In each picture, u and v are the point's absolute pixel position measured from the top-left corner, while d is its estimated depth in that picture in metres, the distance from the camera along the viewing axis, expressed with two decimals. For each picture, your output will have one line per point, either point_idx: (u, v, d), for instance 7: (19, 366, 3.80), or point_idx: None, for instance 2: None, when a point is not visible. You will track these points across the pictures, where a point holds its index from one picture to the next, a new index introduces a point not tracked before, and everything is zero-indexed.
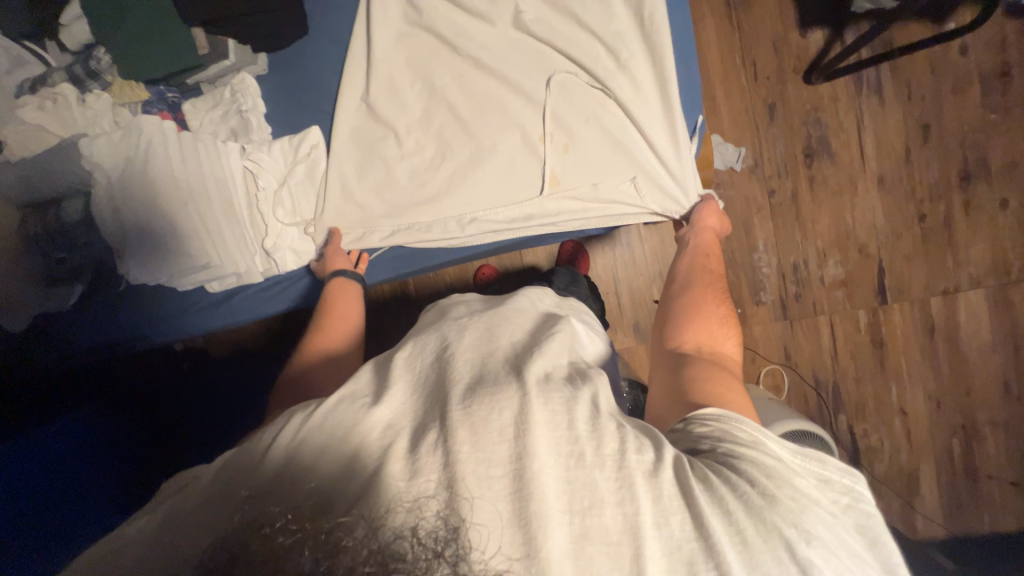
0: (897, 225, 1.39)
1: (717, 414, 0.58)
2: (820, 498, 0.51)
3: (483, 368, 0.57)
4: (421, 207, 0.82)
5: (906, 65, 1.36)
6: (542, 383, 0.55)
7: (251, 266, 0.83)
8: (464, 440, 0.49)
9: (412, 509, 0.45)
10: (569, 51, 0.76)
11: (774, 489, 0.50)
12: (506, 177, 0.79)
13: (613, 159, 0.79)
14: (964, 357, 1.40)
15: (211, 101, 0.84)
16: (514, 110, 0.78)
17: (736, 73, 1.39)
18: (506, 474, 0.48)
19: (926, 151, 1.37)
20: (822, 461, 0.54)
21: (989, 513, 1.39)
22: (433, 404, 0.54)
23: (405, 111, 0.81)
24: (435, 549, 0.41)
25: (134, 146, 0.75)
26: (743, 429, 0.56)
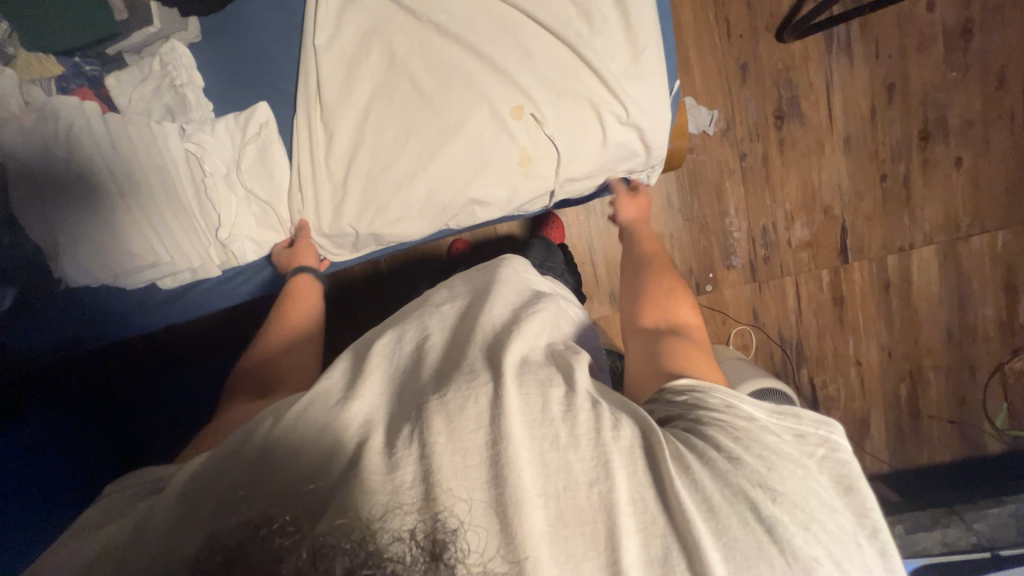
0: (860, 186, 1.43)
1: (690, 385, 0.60)
2: (790, 450, 0.54)
3: (457, 358, 0.57)
4: (387, 191, 0.76)
5: (875, 22, 1.35)
6: (519, 368, 0.55)
7: (206, 260, 0.76)
8: (440, 431, 0.48)
9: (400, 512, 0.43)
10: (539, 15, 0.71)
11: (739, 451, 0.52)
12: (479, 155, 0.75)
13: (590, 132, 0.75)
14: (915, 309, 1.50)
15: (138, 74, 0.74)
16: (479, 82, 0.73)
17: (709, 30, 1.35)
18: (483, 460, 0.47)
19: (890, 110, 1.39)
20: (796, 417, 0.57)
21: (928, 448, 1.54)
22: (412, 396, 0.53)
23: (361, 85, 0.74)
24: (433, 551, 0.40)
25: (52, 131, 0.66)
26: (717, 392, 0.58)
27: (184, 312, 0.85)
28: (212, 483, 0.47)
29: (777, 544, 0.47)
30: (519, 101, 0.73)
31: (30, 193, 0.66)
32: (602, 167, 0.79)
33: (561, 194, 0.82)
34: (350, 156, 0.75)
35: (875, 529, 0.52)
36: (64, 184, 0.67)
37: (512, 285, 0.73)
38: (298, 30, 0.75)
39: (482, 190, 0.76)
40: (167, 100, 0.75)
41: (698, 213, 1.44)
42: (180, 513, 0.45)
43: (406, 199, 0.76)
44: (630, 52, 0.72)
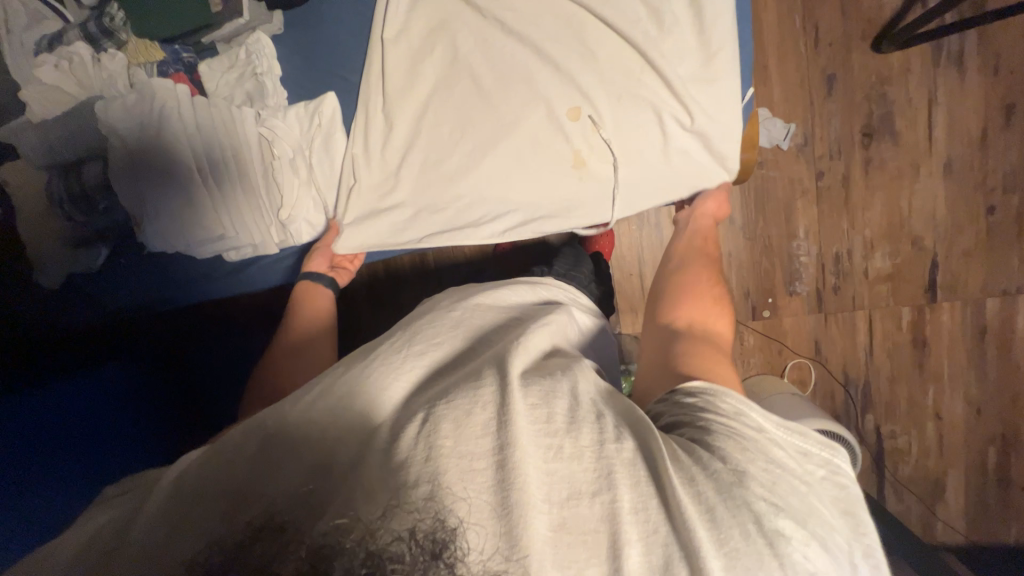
0: (959, 217, 1.26)
1: (703, 388, 0.58)
2: (795, 467, 0.50)
3: (468, 368, 0.58)
4: (434, 185, 0.77)
5: (997, 33, 1.19)
6: (523, 380, 0.55)
7: (266, 237, 0.82)
8: (447, 434, 0.48)
9: (402, 510, 0.42)
10: (607, 13, 0.68)
11: (746, 463, 0.48)
12: (529, 158, 0.74)
13: (648, 138, 0.72)
14: (1016, 363, 1.30)
15: (227, 63, 0.81)
16: (537, 81, 0.72)
17: (795, 38, 1.25)
18: (489, 465, 0.47)
19: (1006, 133, 1.22)
20: (804, 434, 0.53)
21: (1017, 524, 1.33)
22: (417, 399, 0.54)
23: (423, 80, 0.75)
24: (433, 550, 0.39)
25: (149, 111, 0.73)
26: (727, 401, 0.55)
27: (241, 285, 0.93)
28: (210, 479, 0.47)
29: (777, 558, 0.43)
30: (579, 102, 0.71)
31: (125, 163, 0.72)
32: (666, 175, 0.74)
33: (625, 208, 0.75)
34: (406, 148, 0.77)
35: (870, 548, 0.48)
36: (152, 157, 0.73)
37: (521, 308, 0.76)
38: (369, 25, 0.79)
39: (531, 192, 0.75)
40: (250, 88, 0.80)
41: (762, 233, 1.34)
42: (175, 510, 0.45)
43: (450, 198, 0.77)
44: (700, 56, 0.68)
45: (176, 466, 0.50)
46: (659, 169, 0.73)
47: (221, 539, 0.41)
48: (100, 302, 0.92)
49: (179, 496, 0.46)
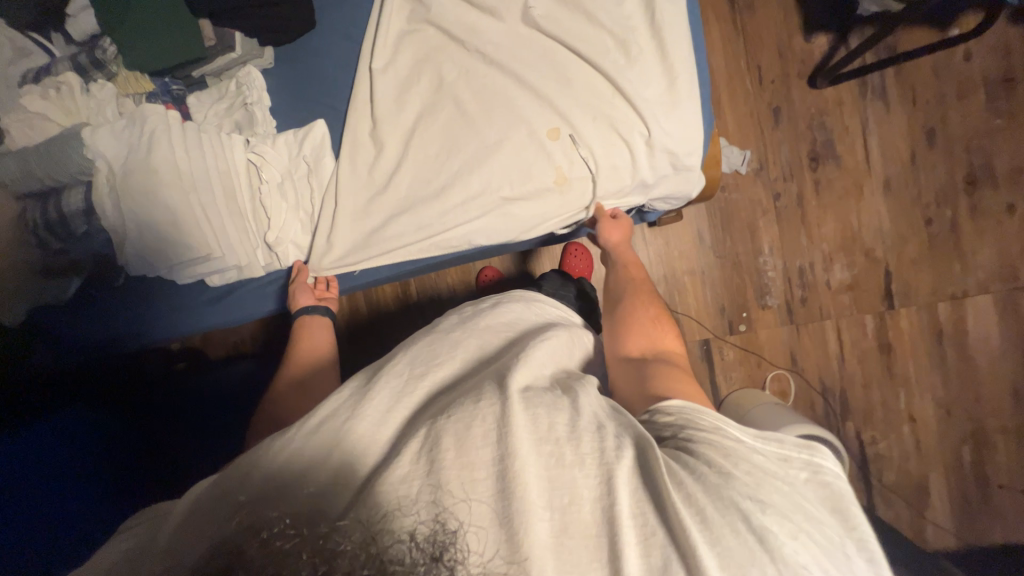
0: (902, 229, 1.38)
1: (678, 406, 0.56)
2: (776, 471, 0.48)
3: (468, 385, 0.56)
4: (405, 209, 0.80)
5: (911, 71, 1.34)
6: (525, 392, 0.54)
7: (252, 259, 0.82)
8: (449, 447, 0.47)
9: (402, 510, 0.42)
10: (578, 43, 0.75)
11: (727, 464, 0.48)
12: (512, 178, 0.78)
13: (620, 156, 0.76)
14: (972, 363, 1.38)
15: (217, 94, 0.84)
16: (521, 107, 0.77)
17: (741, 77, 1.39)
18: (490, 475, 0.46)
19: (932, 155, 1.35)
20: (778, 439, 0.51)
21: (1000, 523, 1.36)
22: (423, 415, 0.53)
23: (409, 108, 0.80)
24: (433, 552, 0.38)
25: (139, 135, 0.74)
26: (706, 413, 0.54)
27: (224, 319, 0.89)
28: (215, 505, 0.44)
29: (771, 554, 0.41)
30: (557, 124, 0.77)
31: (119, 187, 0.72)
32: (638, 189, 0.79)
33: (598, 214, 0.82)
34: (390, 173, 0.81)
35: (866, 546, 0.45)
36: (138, 181, 0.72)
37: (522, 327, 0.73)
38: (355, 60, 0.83)
39: (516, 207, 0.79)
40: (238, 116, 0.83)
41: (731, 251, 1.42)
42: (184, 535, 0.43)
43: (426, 220, 0.79)
44: (665, 79, 0.74)
45: (188, 496, 0.47)
46: (636, 181, 0.78)
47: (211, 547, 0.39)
48: (68, 343, 0.87)
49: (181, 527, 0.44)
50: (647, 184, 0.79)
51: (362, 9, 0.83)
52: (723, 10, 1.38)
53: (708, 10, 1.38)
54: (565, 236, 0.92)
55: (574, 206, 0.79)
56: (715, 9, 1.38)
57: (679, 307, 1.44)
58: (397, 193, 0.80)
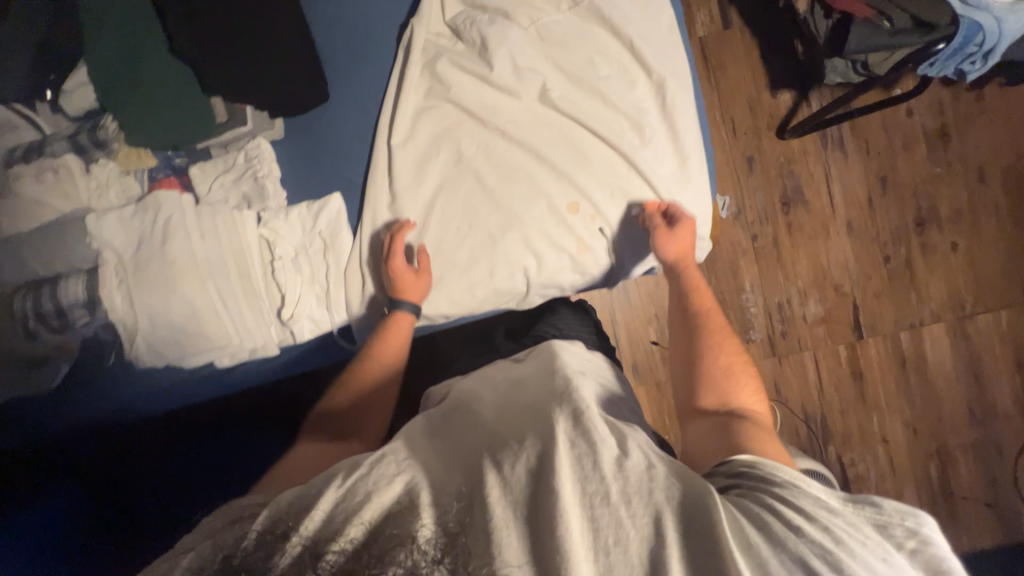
0: (865, 266, 1.51)
1: (751, 461, 0.61)
2: (864, 535, 0.50)
3: (517, 420, 0.61)
4: (442, 284, 0.81)
5: (863, 125, 1.49)
6: (572, 427, 0.55)
7: (268, 338, 0.79)
8: (495, 483, 0.51)
9: (416, 512, 0.50)
10: (595, 124, 0.78)
11: (800, 518, 0.50)
12: (540, 249, 0.80)
13: (638, 230, 0.81)
14: (933, 385, 1.52)
15: (222, 165, 0.80)
16: (542, 181, 0.80)
17: (717, 129, 1.50)
18: (526, 504, 0.49)
19: (885, 199, 1.50)
20: (875, 506, 0.52)
21: (967, 533, 1.49)
22: (474, 447, 0.58)
23: (428, 179, 0.81)
24: (433, 555, 0.47)
25: (149, 223, 0.75)
26: (774, 469, 0.58)
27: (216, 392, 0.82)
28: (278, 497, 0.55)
29: None
30: (575, 198, 0.80)
31: (133, 274, 0.73)
32: (652, 257, 0.84)
33: (618, 279, 0.85)
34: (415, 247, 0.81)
35: None
36: (155, 270, 0.74)
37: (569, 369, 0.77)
38: (371, 133, 0.83)
39: (539, 277, 0.81)
40: (247, 189, 0.80)
41: (716, 290, 1.50)
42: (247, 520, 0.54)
43: (466, 293, 0.81)
44: (677, 159, 0.80)
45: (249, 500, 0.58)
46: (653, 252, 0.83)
47: (279, 513, 0.53)
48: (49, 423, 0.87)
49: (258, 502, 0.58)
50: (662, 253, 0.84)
51: (376, 84, 0.83)
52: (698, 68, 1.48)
53: None
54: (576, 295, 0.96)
55: (595, 275, 0.82)
56: None
57: None
58: (419, 264, 0.81)
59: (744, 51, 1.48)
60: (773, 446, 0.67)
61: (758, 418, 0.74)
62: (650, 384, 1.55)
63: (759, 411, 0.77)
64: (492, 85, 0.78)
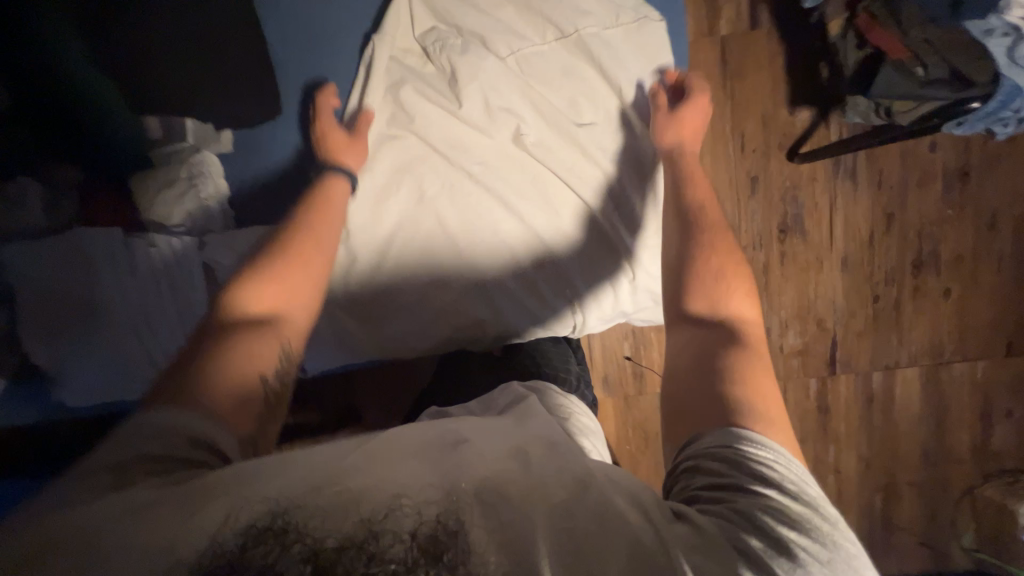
0: (852, 303, 1.47)
1: (710, 440, 0.63)
2: (800, 518, 0.54)
3: (489, 442, 0.64)
4: (419, 312, 0.91)
5: (880, 155, 1.39)
6: (545, 458, 0.62)
7: None
8: (472, 496, 0.55)
9: (406, 511, 0.53)
10: (567, 181, 0.93)
11: (754, 525, 0.53)
12: (507, 289, 0.92)
13: (596, 282, 0.93)
14: (895, 425, 1.53)
15: (164, 181, 0.91)
16: (508, 224, 0.91)
17: (724, 143, 1.38)
18: (501, 514, 0.54)
19: (888, 237, 1.43)
20: (807, 483, 0.58)
21: (896, 561, 1.57)
22: (444, 460, 0.61)
23: (410, 211, 0.91)
24: (427, 551, 0.51)
25: (62, 254, 0.88)
26: (742, 447, 0.60)
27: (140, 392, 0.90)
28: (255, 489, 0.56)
29: None
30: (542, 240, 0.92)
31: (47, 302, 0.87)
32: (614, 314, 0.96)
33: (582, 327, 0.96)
34: (397, 270, 0.90)
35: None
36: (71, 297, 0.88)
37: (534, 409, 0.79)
38: None
39: (498, 315, 0.92)
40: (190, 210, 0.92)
41: None
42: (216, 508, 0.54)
43: (435, 321, 0.92)
44: None
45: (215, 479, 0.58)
46: (604, 304, 0.94)
47: (256, 505, 0.54)
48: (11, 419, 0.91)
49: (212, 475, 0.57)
50: (614, 305, 0.94)
51: None
52: (714, 73, 1.35)
53: (700, 70, 1.34)
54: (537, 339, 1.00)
55: (552, 316, 0.94)
56: (705, 71, 1.35)
57: (643, 361, 1.55)
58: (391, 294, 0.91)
59: (767, 58, 1.34)
60: (756, 379, 0.68)
61: (746, 339, 0.75)
62: (618, 397, 1.56)
63: (747, 321, 0.78)
64: (488, 127, 0.92)
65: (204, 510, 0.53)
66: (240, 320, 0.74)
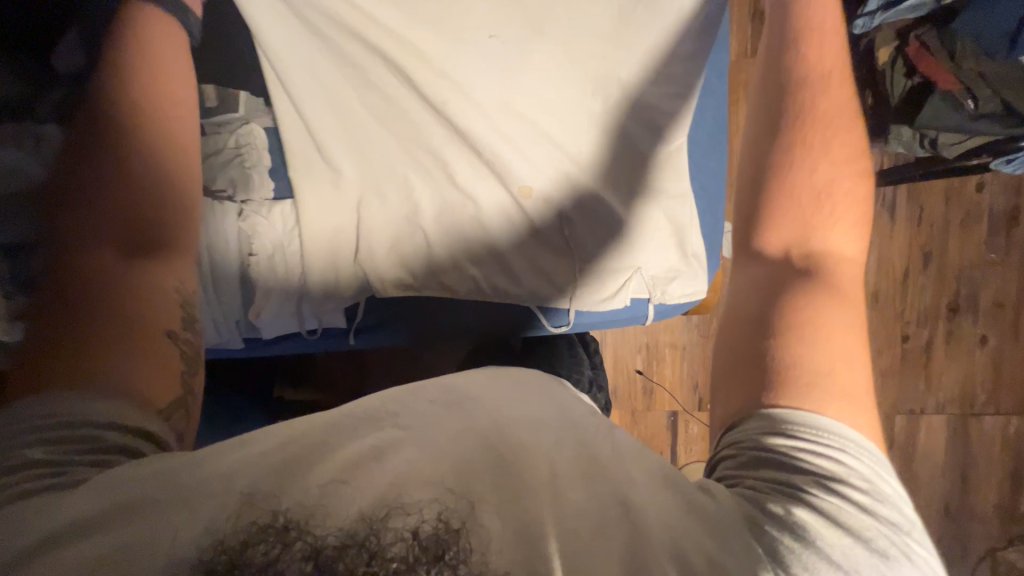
0: (879, 341, 1.41)
1: (787, 419, 0.47)
2: (881, 537, 0.41)
3: (504, 417, 0.48)
4: (393, 246, 0.81)
5: (923, 191, 1.35)
6: (576, 445, 0.47)
7: (231, 336, 0.81)
8: (489, 482, 0.42)
9: (409, 502, 0.40)
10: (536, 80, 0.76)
11: (812, 532, 0.40)
12: (490, 239, 0.80)
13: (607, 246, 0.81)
14: (915, 474, 1.45)
15: (211, 147, 0.77)
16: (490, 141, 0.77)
17: None
18: (524, 508, 0.41)
19: (924, 277, 1.37)
20: (887, 481, 0.44)
21: None
22: (448, 425, 0.46)
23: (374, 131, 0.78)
24: (434, 552, 0.38)
25: None
26: (802, 434, 0.46)
27: None
28: (188, 490, 0.39)
29: None
30: (530, 183, 0.78)
31: None
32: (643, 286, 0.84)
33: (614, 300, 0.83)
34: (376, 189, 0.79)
35: None
36: None
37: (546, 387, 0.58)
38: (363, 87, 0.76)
39: (495, 263, 0.81)
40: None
41: None
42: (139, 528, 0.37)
43: (408, 261, 0.81)
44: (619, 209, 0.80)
45: (128, 476, 0.40)
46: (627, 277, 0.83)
47: (230, 511, 0.39)
48: None
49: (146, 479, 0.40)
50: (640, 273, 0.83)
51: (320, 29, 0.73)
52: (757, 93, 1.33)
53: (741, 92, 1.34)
54: (582, 324, 0.88)
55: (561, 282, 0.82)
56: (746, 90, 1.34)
57: (654, 376, 1.52)
58: (371, 231, 0.80)
59: None
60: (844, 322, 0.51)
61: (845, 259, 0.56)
62: (624, 410, 1.53)
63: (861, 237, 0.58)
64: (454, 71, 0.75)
65: (127, 523, 0.37)
66: (116, 267, 0.54)
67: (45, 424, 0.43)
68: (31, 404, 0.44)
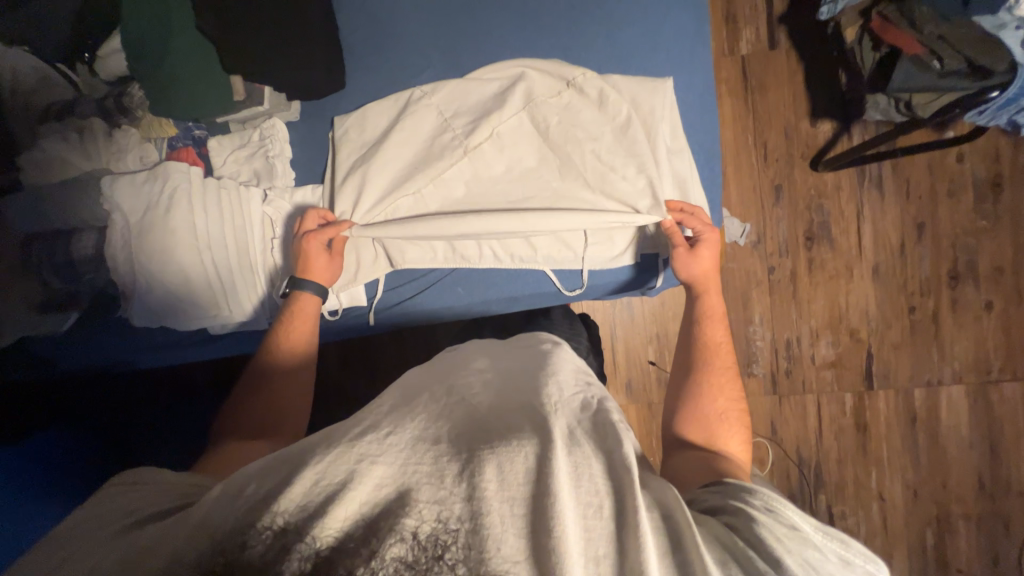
0: (886, 313, 1.42)
1: (742, 484, 0.51)
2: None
3: (503, 413, 0.49)
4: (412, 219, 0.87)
5: (906, 164, 1.41)
6: (569, 440, 0.46)
7: (256, 314, 0.90)
8: (491, 478, 0.43)
9: (412, 506, 0.42)
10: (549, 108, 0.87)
11: (780, 550, 0.42)
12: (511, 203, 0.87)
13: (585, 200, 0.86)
14: (942, 450, 1.42)
15: (239, 141, 0.90)
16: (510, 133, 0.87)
17: (747, 151, 1.44)
18: (516, 499, 0.42)
19: (920, 247, 1.41)
20: (845, 542, 0.45)
21: None
22: (451, 428, 0.48)
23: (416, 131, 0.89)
24: (433, 551, 0.41)
25: (158, 190, 0.84)
26: (751, 491, 0.50)
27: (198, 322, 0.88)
28: (219, 510, 0.45)
29: None
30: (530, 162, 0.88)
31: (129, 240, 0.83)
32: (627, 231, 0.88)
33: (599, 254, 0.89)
34: (404, 167, 0.88)
35: None
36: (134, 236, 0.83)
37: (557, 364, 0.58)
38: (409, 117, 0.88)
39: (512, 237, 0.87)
40: (154, 203, 0.83)
41: None
42: (182, 538, 0.45)
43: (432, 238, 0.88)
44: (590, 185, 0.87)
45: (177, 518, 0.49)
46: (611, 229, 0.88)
47: (247, 512, 0.44)
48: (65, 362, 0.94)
49: (180, 518, 0.48)
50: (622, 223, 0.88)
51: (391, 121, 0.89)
52: (735, 85, 1.43)
53: (720, 85, 1.43)
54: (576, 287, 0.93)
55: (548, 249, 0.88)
56: (727, 86, 1.43)
57: (667, 367, 1.52)
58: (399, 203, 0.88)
59: (787, 75, 1.41)
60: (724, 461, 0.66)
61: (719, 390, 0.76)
62: (641, 403, 1.52)
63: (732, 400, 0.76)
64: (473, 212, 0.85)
65: (173, 532, 0.46)
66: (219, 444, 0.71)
67: (126, 484, 0.56)
68: (124, 477, 0.57)
